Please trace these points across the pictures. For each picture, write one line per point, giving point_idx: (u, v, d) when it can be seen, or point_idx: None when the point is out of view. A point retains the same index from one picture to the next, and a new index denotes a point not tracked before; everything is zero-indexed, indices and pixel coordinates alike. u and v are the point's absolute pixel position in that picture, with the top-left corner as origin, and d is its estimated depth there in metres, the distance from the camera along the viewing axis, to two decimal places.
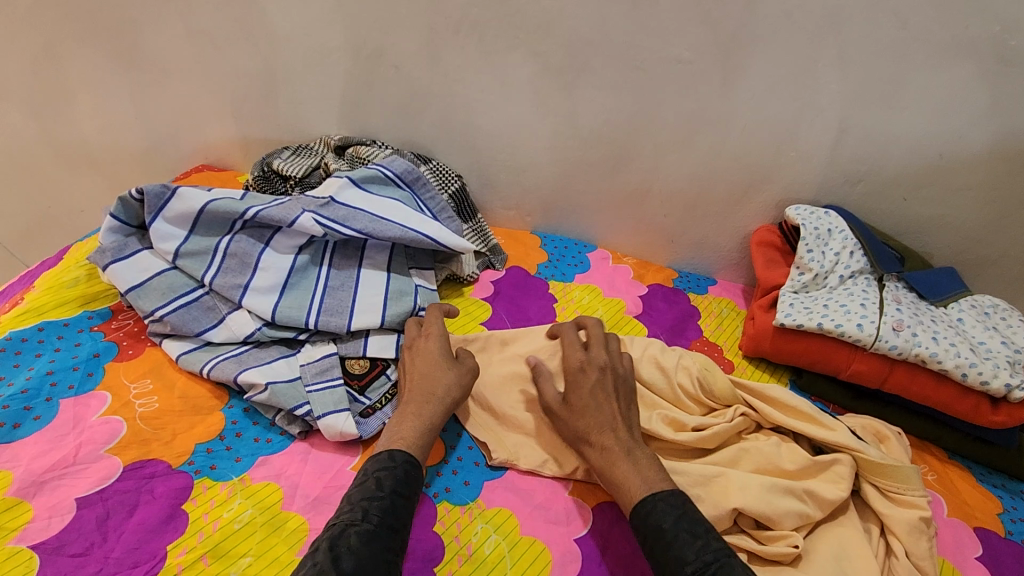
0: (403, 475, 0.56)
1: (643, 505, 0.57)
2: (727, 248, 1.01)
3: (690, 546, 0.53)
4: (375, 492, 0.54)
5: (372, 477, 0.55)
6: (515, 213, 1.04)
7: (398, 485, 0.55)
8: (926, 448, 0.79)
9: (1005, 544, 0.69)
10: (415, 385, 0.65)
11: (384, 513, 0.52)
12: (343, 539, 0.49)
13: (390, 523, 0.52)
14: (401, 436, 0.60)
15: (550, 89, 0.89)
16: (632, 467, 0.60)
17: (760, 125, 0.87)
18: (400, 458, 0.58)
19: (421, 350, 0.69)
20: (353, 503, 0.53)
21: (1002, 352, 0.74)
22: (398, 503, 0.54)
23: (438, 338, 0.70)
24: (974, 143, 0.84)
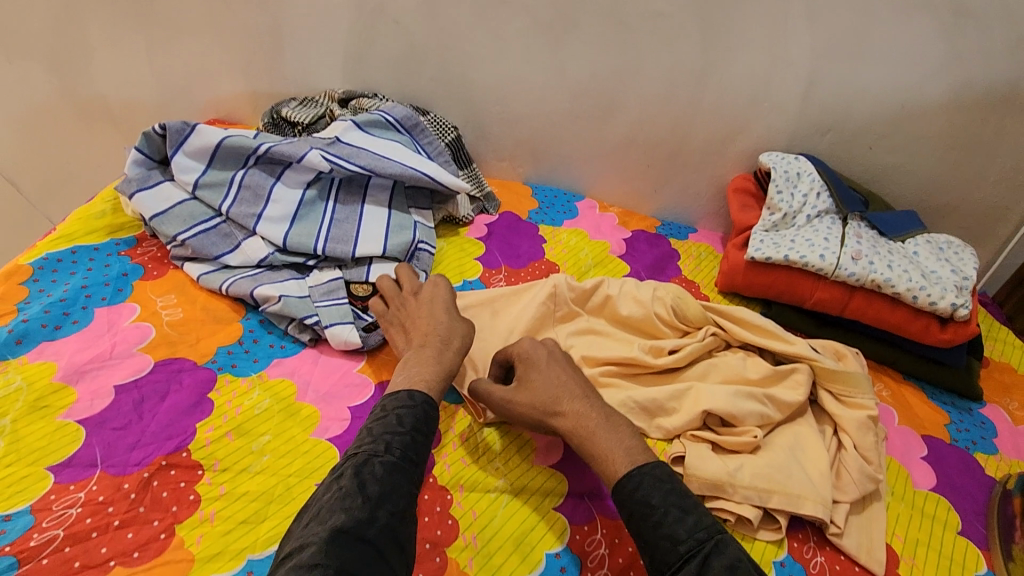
0: (424, 413, 0.57)
1: (629, 479, 0.55)
2: (706, 196, 1.07)
3: (681, 523, 0.51)
4: (397, 427, 0.54)
5: (393, 413, 0.56)
6: (508, 164, 1.11)
7: (419, 423, 0.56)
8: (884, 370, 0.86)
9: (949, 448, 0.76)
10: (428, 331, 0.66)
11: (406, 448, 0.53)
12: (367, 468, 0.50)
13: (411, 457, 0.53)
14: (420, 376, 0.61)
15: (541, 43, 0.95)
16: (611, 431, 0.60)
17: (735, 76, 0.93)
18: (420, 398, 0.58)
19: (425, 301, 0.70)
20: (375, 436, 0.53)
21: (950, 279, 0.81)
22: (419, 440, 0.55)
23: (444, 290, 0.72)
24: (933, 92, 0.90)
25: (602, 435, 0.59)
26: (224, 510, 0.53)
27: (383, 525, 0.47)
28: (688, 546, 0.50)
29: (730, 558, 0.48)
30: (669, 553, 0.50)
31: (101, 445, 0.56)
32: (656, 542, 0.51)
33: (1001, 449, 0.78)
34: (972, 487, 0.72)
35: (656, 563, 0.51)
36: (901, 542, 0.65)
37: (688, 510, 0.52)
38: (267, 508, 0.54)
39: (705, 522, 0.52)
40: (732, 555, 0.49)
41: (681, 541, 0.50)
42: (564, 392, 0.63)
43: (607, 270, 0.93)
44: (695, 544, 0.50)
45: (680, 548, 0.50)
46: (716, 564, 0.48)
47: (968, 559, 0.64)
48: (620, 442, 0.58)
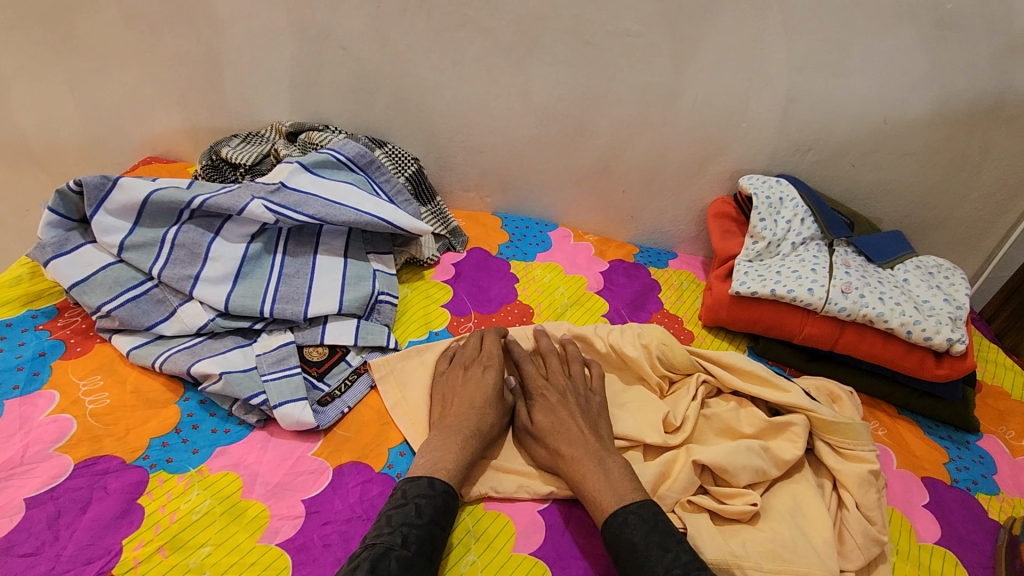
0: (442, 506, 0.55)
1: (614, 518, 0.56)
2: (685, 220, 1.02)
3: (662, 559, 0.52)
4: (416, 520, 0.53)
5: (412, 502, 0.55)
6: (474, 194, 1.04)
7: (438, 516, 0.54)
8: (878, 404, 0.82)
9: (949, 490, 0.73)
10: (463, 412, 0.64)
11: (422, 542, 0.52)
12: (384, 561, 0.49)
13: (426, 553, 0.52)
14: (445, 460, 0.59)
15: (503, 66, 0.88)
16: (603, 474, 0.59)
17: (710, 97, 0.88)
18: (442, 488, 0.57)
19: (472, 375, 0.68)
20: (394, 526, 0.52)
21: (944, 309, 0.77)
22: (436, 535, 0.54)
23: (495, 371, 0.68)
24: (916, 108, 0.86)
25: (591, 479, 0.59)
26: None
27: None
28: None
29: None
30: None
31: None
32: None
33: (1003, 487, 0.75)
34: (976, 535, 0.68)
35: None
36: None
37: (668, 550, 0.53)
38: None
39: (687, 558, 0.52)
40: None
41: None
42: (563, 440, 0.63)
43: (585, 309, 0.87)
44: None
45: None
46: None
47: None
48: (609, 484, 0.58)
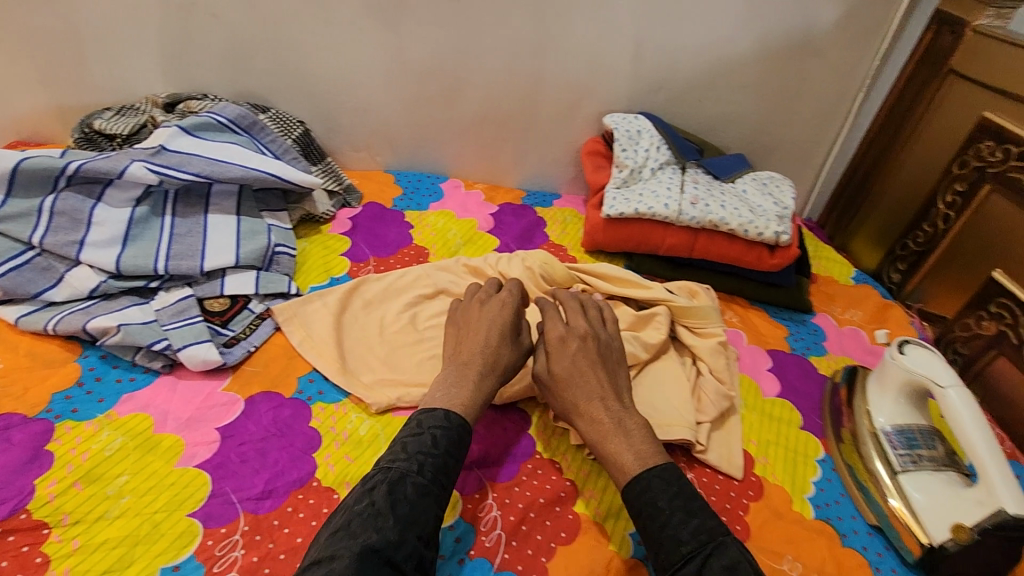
0: (456, 438, 0.58)
1: (637, 481, 0.57)
2: (564, 162, 1.12)
3: (685, 525, 0.52)
4: (431, 449, 0.56)
5: (428, 432, 0.58)
6: (365, 153, 1.08)
7: (452, 446, 0.58)
8: (734, 299, 0.97)
9: (788, 356, 0.87)
10: (474, 349, 0.66)
11: (437, 471, 0.55)
12: (401, 486, 0.52)
13: (441, 481, 0.55)
14: (459, 397, 0.62)
15: (376, 26, 0.93)
16: (625, 438, 0.61)
17: (569, 45, 0.97)
18: (456, 420, 0.59)
19: (486, 313, 0.71)
20: (410, 453, 0.55)
21: (773, 210, 0.91)
22: (450, 464, 0.57)
23: (509, 307, 0.71)
24: (742, 46, 1.00)
25: (613, 441, 0.60)
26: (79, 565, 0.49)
27: (409, 549, 0.49)
28: (690, 548, 0.51)
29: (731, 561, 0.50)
30: (672, 554, 0.51)
31: None
32: (659, 541, 0.53)
33: (830, 350, 0.91)
34: (809, 387, 0.83)
35: (660, 561, 0.52)
36: (755, 446, 0.73)
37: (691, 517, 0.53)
38: (132, 552, 0.51)
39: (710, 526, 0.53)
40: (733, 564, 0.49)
41: (683, 543, 0.51)
42: (581, 396, 0.64)
43: (477, 246, 0.95)
44: (698, 546, 0.51)
45: (683, 549, 0.51)
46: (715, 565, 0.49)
47: (809, 447, 0.74)
48: (630, 446, 0.60)
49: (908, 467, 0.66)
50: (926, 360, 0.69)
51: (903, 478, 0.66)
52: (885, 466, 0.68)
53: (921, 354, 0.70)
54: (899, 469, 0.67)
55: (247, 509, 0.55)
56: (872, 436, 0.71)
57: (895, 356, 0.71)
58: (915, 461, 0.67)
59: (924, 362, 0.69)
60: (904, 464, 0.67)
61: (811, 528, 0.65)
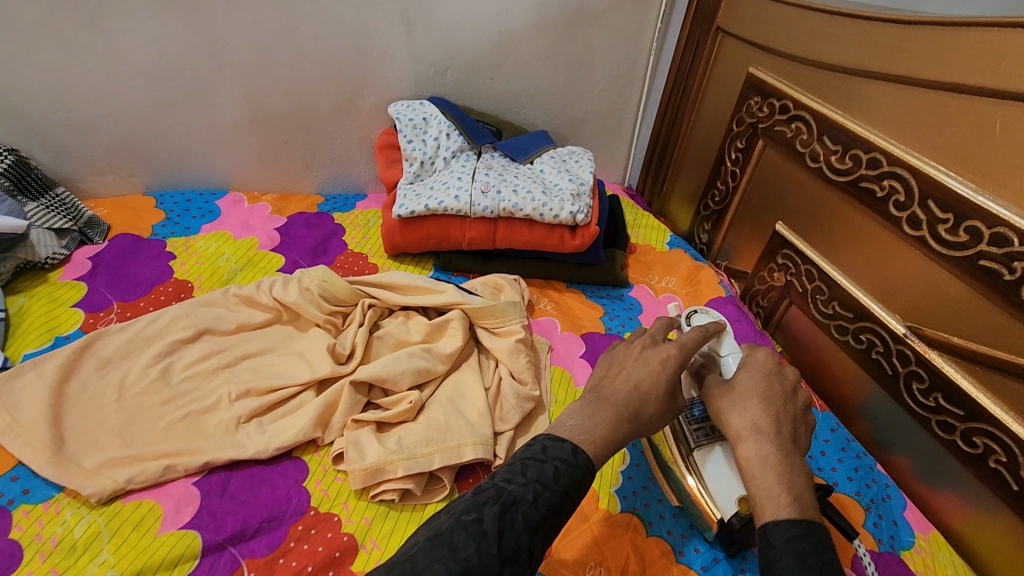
0: (582, 480, 0.47)
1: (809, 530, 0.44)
2: (362, 159, 1.02)
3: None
4: (551, 483, 0.45)
5: (552, 462, 0.46)
6: (114, 176, 0.91)
7: (574, 488, 0.46)
8: (551, 285, 0.93)
9: (604, 338, 0.85)
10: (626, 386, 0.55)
11: (551, 511, 0.44)
12: (512, 514, 0.42)
13: (553, 525, 0.44)
14: (594, 437, 0.50)
15: (74, 24, 0.76)
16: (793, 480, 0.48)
17: (328, 29, 0.86)
18: (585, 460, 0.48)
19: (645, 357, 0.58)
20: (527, 479, 0.45)
21: (568, 188, 0.87)
22: (567, 507, 0.45)
23: (674, 361, 0.57)
24: (519, 17, 0.95)
25: (779, 478, 0.48)
26: None
27: None
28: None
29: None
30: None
31: None
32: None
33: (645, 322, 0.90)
34: None
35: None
36: None
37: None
38: None
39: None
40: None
41: None
42: (763, 408, 0.53)
43: (257, 269, 0.83)
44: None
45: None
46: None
47: None
48: (800, 491, 0.47)
49: (702, 442, 0.61)
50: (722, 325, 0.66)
51: (698, 455, 0.60)
52: (682, 445, 0.62)
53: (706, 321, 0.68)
54: (694, 445, 0.61)
55: None
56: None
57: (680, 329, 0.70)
58: (708, 433, 0.61)
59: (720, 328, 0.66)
60: (698, 440, 0.61)
61: (615, 523, 0.62)
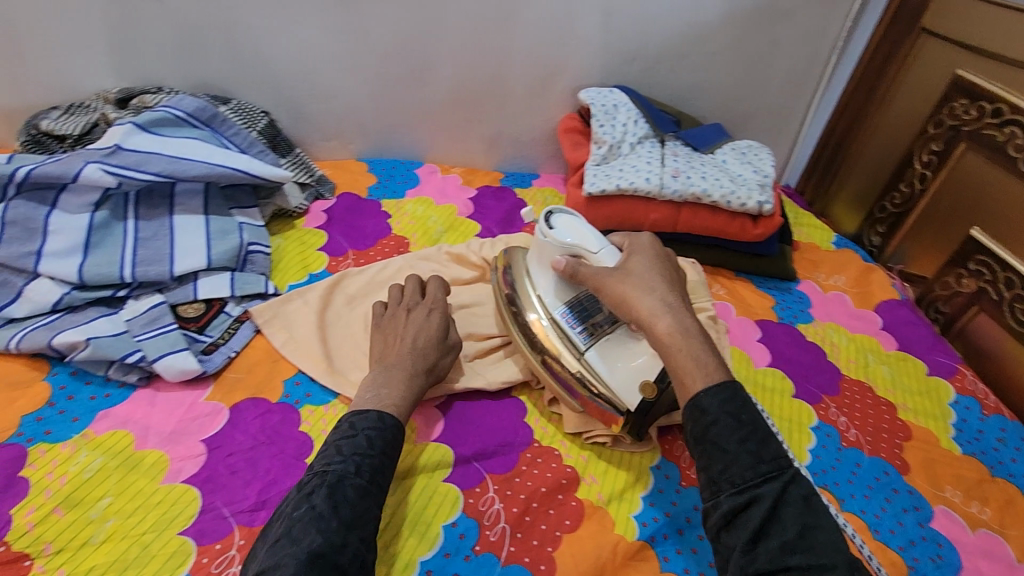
0: (393, 436, 0.55)
1: (719, 389, 0.50)
2: (541, 141, 1.09)
3: (765, 445, 0.48)
4: (368, 450, 0.52)
5: (361, 433, 0.54)
6: (336, 142, 1.04)
7: (387, 446, 0.54)
8: (719, 272, 0.96)
9: (777, 326, 0.88)
10: (404, 351, 0.63)
11: (375, 471, 0.52)
12: (341, 490, 0.49)
13: (379, 481, 0.52)
14: (391, 398, 0.58)
15: (331, 4, 0.88)
16: (705, 343, 0.53)
17: (536, 17, 0.93)
18: (390, 420, 0.56)
19: (413, 319, 0.67)
20: (345, 455, 0.52)
21: (754, 179, 0.90)
22: (387, 463, 0.54)
23: (438, 313, 0.68)
24: (713, 11, 0.97)
25: (697, 344, 0.53)
26: None
27: (354, 551, 0.47)
28: (769, 469, 0.47)
29: (807, 491, 0.47)
30: (750, 470, 0.47)
31: None
32: (736, 457, 0.48)
33: (816, 316, 0.92)
34: (798, 354, 0.84)
35: (727, 474, 0.48)
36: None
37: (765, 456, 0.47)
38: None
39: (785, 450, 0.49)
40: (819, 523, 0.46)
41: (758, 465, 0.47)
42: (661, 285, 0.58)
43: (459, 233, 0.93)
44: (779, 469, 0.47)
45: (761, 468, 0.47)
46: (795, 496, 0.47)
47: (804, 416, 0.75)
48: (710, 349, 0.53)
49: (590, 344, 0.64)
50: (584, 224, 0.67)
51: (590, 357, 0.64)
52: (570, 352, 0.65)
53: (566, 223, 0.67)
54: (583, 349, 0.64)
55: (242, 522, 0.54)
56: (540, 322, 0.67)
57: (544, 234, 0.67)
58: (592, 334, 0.65)
59: (583, 226, 0.66)
60: (584, 343, 0.65)
61: None
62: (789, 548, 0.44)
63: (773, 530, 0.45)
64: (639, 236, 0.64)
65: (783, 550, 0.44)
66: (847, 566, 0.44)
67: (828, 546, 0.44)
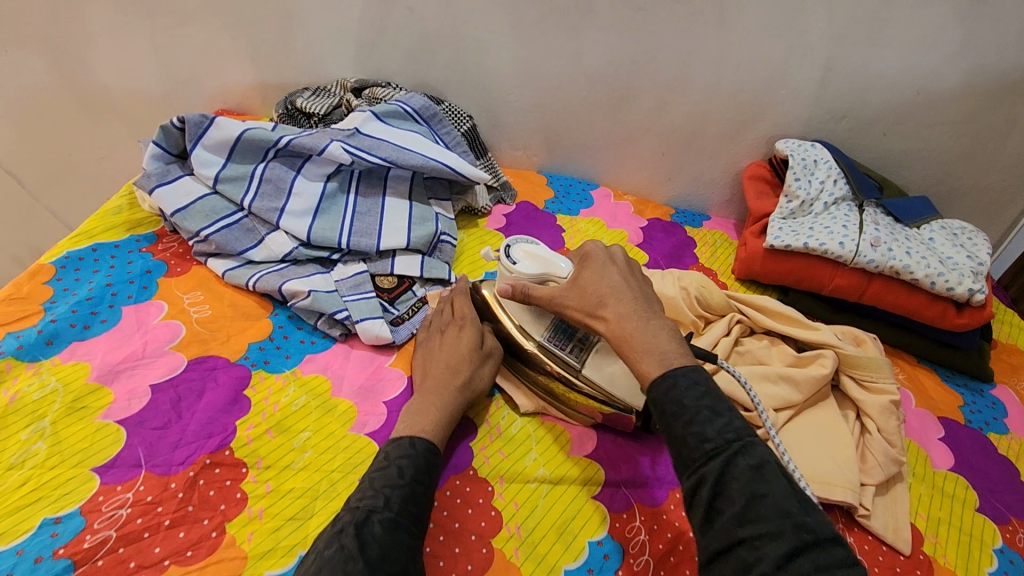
0: (425, 463, 0.54)
1: (663, 381, 0.51)
2: (720, 183, 1.08)
3: (711, 423, 0.48)
4: (398, 480, 0.51)
5: (394, 464, 0.53)
6: (522, 153, 1.10)
7: (420, 474, 0.53)
8: (899, 354, 0.88)
9: (963, 429, 0.78)
10: (439, 373, 0.64)
11: (406, 501, 0.51)
12: (368, 526, 0.48)
13: (412, 512, 0.51)
14: (421, 424, 0.58)
15: (556, 29, 0.94)
16: (650, 336, 0.55)
17: (751, 63, 0.93)
18: (422, 446, 0.56)
19: (447, 340, 0.68)
20: (376, 488, 0.51)
21: (966, 264, 0.83)
22: (420, 493, 0.52)
23: (467, 329, 0.69)
24: (948, 79, 0.91)
25: (638, 337, 0.55)
26: (271, 508, 0.54)
27: None
28: (714, 445, 0.48)
29: (756, 461, 0.46)
30: (695, 451, 0.48)
31: (143, 445, 0.56)
32: (682, 439, 0.49)
33: (1013, 429, 0.80)
34: (986, 465, 0.74)
35: (682, 459, 0.49)
36: (924, 521, 0.67)
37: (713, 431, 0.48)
38: (314, 504, 0.55)
39: (738, 431, 0.48)
40: (768, 491, 0.45)
41: (708, 440, 0.48)
42: (610, 295, 0.59)
43: None
44: (723, 444, 0.47)
45: (705, 447, 0.48)
46: (742, 471, 0.46)
47: (987, 534, 0.67)
48: (656, 345, 0.54)
49: (583, 360, 0.65)
50: (542, 250, 0.68)
51: (588, 374, 0.64)
52: (567, 370, 0.65)
53: (523, 252, 0.68)
54: (578, 366, 0.65)
55: None
56: (536, 350, 0.67)
57: (511, 270, 0.67)
58: (583, 348, 0.66)
59: (542, 251, 0.68)
60: (579, 359, 0.65)
61: None
62: (739, 520, 0.44)
63: (724, 504, 0.45)
64: (585, 245, 0.65)
65: (734, 522, 0.44)
66: (794, 529, 0.43)
67: (775, 513, 0.44)
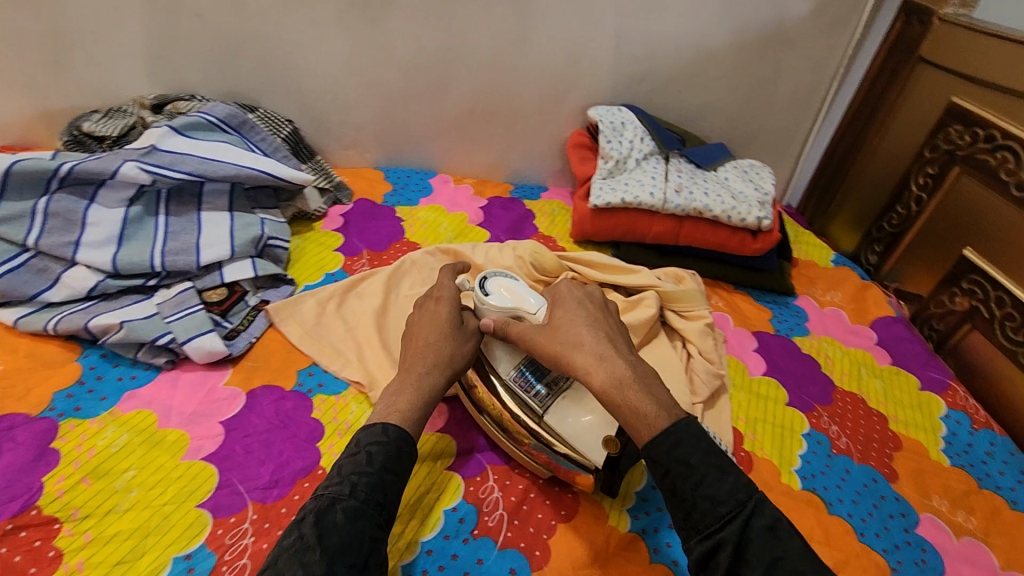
0: (396, 451, 0.53)
1: (664, 436, 0.50)
2: (550, 156, 1.14)
3: (720, 483, 0.48)
4: (365, 467, 0.50)
5: (364, 451, 0.52)
6: (354, 151, 1.09)
7: (390, 463, 0.52)
8: (719, 285, 0.99)
9: (774, 338, 0.90)
10: (420, 349, 0.62)
11: (373, 489, 0.49)
12: (331, 513, 0.47)
13: (378, 500, 0.49)
14: (397, 405, 0.57)
15: (359, 23, 0.93)
16: (642, 389, 0.54)
17: (552, 39, 0.98)
18: (395, 433, 0.54)
19: (426, 312, 0.67)
20: (343, 475, 0.50)
21: (755, 197, 0.95)
22: (388, 480, 0.51)
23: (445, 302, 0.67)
24: (720, 38, 1.02)
25: (632, 389, 0.54)
26: (93, 557, 0.50)
27: None
28: (729, 509, 0.47)
29: (769, 521, 0.47)
30: (709, 515, 0.47)
31: None
32: (692, 503, 0.48)
33: (812, 330, 0.94)
34: (793, 365, 0.86)
35: (692, 522, 0.48)
36: (744, 423, 0.76)
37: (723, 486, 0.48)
38: (144, 542, 0.52)
39: (744, 489, 0.48)
40: (784, 553, 0.45)
41: (722, 502, 0.47)
42: (587, 334, 0.59)
43: (469, 240, 0.97)
44: (737, 506, 0.47)
45: (720, 510, 0.47)
46: (757, 528, 0.46)
47: (795, 422, 0.77)
48: (647, 395, 0.54)
49: (547, 406, 0.62)
50: (518, 284, 0.68)
51: (549, 420, 0.61)
52: (530, 414, 0.62)
53: (500, 287, 0.68)
54: (541, 412, 0.61)
55: (254, 497, 0.57)
56: (501, 390, 0.63)
57: (482, 301, 0.67)
58: (551, 394, 0.62)
59: (518, 286, 0.68)
60: (543, 405, 0.62)
61: (798, 498, 0.68)
62: None
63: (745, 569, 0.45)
64: (560, 286, 0.67)
65: None
66: None
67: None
